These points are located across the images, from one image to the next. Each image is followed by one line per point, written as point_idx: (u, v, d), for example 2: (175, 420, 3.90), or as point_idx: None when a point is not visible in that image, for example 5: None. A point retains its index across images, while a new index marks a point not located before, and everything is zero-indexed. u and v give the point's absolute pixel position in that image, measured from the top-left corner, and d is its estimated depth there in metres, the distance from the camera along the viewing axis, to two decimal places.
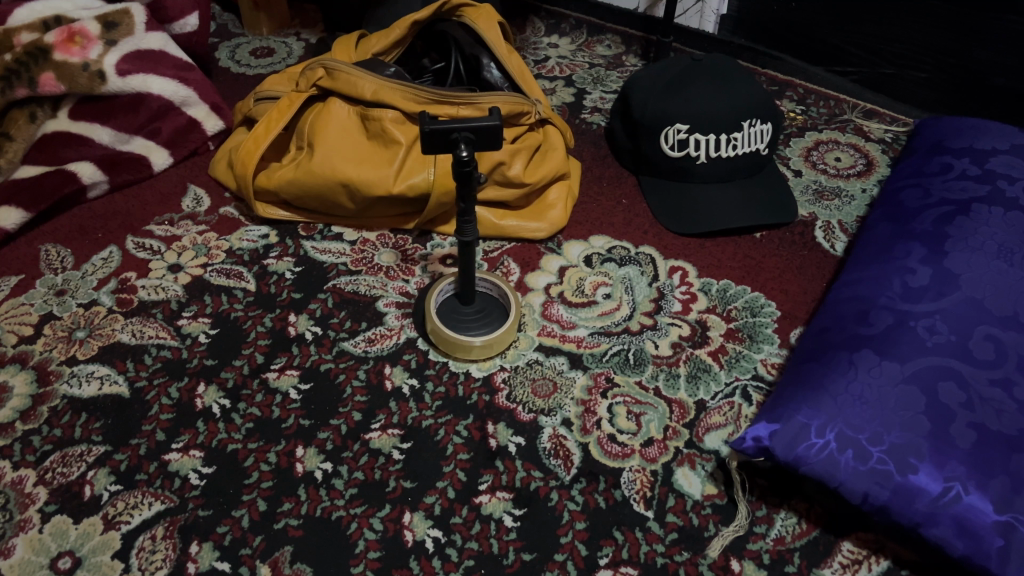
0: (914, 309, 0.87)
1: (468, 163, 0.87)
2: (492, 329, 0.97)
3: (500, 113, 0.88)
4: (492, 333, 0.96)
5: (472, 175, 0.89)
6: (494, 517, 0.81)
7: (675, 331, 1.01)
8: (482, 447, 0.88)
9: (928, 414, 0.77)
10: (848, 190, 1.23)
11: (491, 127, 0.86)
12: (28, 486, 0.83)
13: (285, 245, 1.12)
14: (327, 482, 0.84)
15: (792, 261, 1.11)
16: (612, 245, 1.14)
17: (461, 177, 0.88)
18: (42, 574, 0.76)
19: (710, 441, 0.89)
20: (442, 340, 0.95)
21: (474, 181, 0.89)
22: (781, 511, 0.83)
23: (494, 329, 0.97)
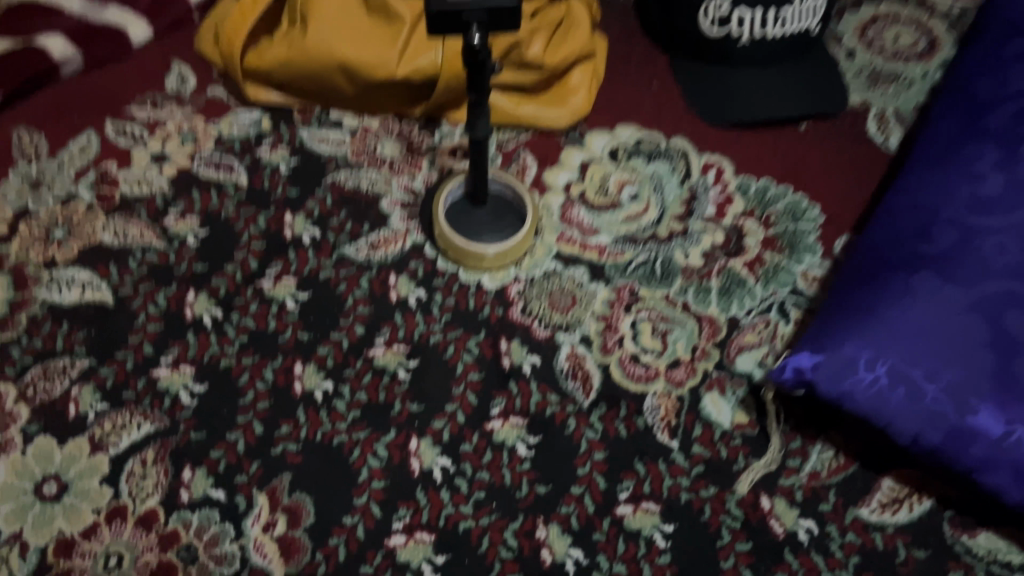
0: (983, 224, 0.77)
1: (481, 50, 0.75)
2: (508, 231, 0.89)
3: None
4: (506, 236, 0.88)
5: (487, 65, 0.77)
6: (507, 446, 0.76)
7: (707, 238, 0.92)
8: (495, 367, 0.81)
9: (994, 346, 0.69)
10: (907, 74, 1.10)
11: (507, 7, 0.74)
12: (11, 402, 0.78)
13: (279, 133, 1.01)
14: (328, 404, 0.78)
15: (841, 157, 1.00)
16: (641, 136, 1.02)
17: (473, 67, 0.77)
18: (28, 502, 0.72)
19: (742, 363, 0.82)
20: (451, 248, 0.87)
21: (487, 72, 0.78)
22: (817, 443, 0.77)
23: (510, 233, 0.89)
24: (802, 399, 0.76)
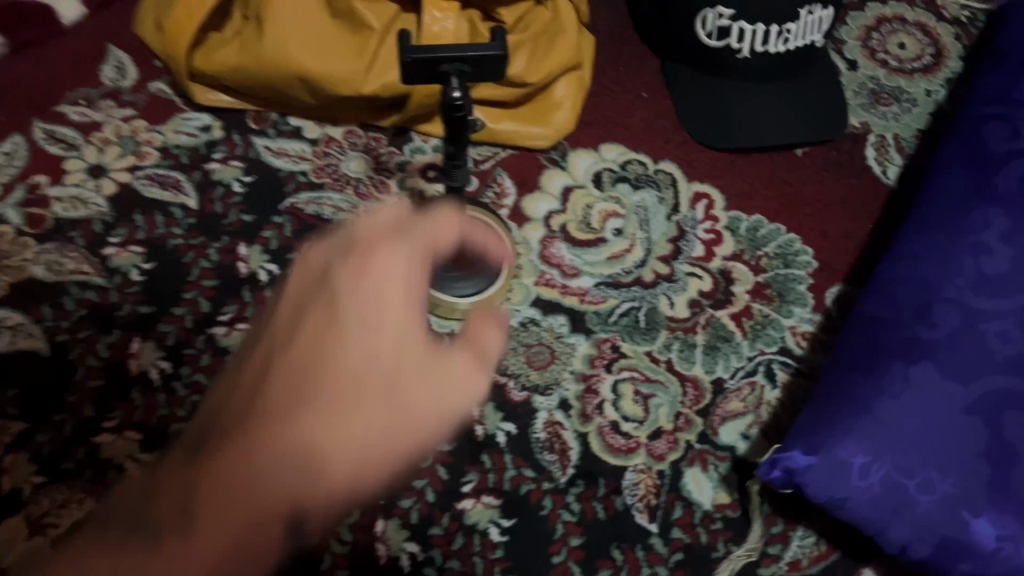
0: (986, 308, 0.73)
1: (463, 107, 0.66)
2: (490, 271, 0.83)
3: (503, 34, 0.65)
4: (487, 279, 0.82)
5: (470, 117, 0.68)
6: (479, 530, 0.72)
7: (694, 284, 0.87)
8: (490, 316, 0.58)
9: (991, 455, 0.66)
10: (910, 92, 1.03)
11: (490, 57, 0.64)
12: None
13: (232, 143, 0.91)
14: None
15: (837, 191, 0.94)
16: (627, 159, 0.95)
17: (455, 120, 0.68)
18: None
19: (726, 434, 0.79)
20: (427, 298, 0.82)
21: (470, 123, 0.69)
22: (797, 527, 0.75)
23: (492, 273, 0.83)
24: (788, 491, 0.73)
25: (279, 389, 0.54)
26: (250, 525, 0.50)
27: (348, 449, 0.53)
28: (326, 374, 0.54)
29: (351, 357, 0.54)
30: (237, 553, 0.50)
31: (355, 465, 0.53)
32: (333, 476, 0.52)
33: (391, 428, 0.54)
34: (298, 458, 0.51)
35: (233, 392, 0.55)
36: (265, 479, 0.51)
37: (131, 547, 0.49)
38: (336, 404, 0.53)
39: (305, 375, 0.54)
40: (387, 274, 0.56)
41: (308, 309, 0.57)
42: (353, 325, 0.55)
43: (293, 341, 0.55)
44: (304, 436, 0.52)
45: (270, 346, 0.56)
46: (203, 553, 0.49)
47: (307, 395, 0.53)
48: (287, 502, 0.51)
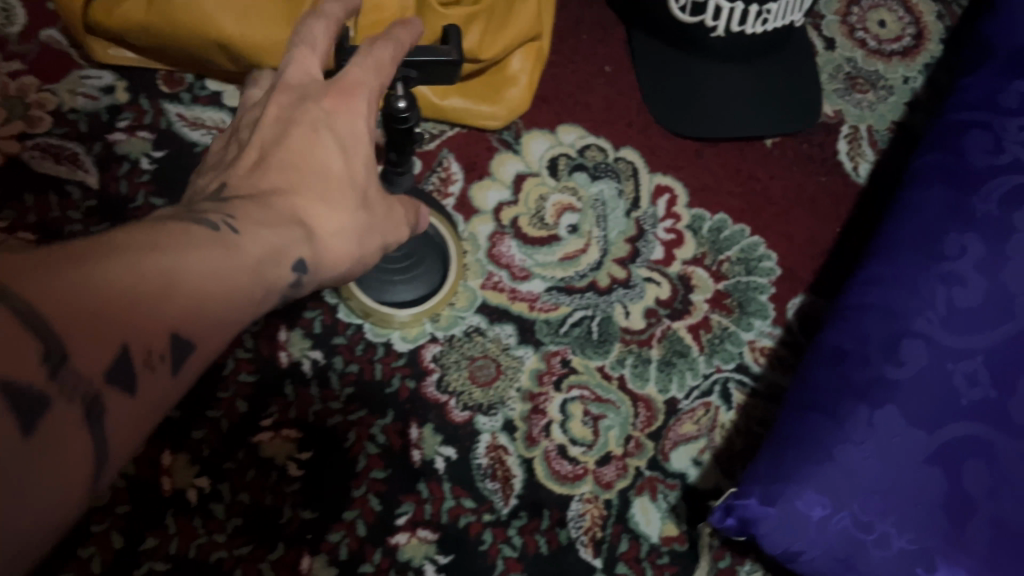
0: (955, 344, 0.68)
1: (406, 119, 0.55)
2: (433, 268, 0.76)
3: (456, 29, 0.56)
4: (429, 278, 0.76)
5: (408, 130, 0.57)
6: (413, 566, 0.68)
7: (651, 291, 0.81)
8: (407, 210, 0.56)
9: (949, 508, 0.63)
10: (888, 78, 0.96)
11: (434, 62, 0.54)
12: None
13: (141, 109, 0.80)
14: (203, 509, 0.67)
15: (805, 189, 0.89)
16: (586, 143, 0.87)
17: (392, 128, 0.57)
18: None
19: (677, 460, 0.75)
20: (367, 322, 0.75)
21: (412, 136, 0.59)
22: (745, 562, 0.73)
23: (434, 270, 0.76)
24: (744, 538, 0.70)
25: (279, 169, 0.46)
26: (262, 262, 0.40)
27: (338, 245, 0.47)
28: (322, 164, 0.47)
29: (344, 166, 0.48)
30: (245, 291, 0.39)
31: (338, 258, 0.47)
32: (319, 265, 0.45)
33: (369, 235, 0.49)
34: (294, 241, 0.43)
35: (219, 183, 0.46)
36: (270, 235, 0.42)
37: (128, 232, 0.35)
38: (320, 189, 0.46)
39: (299, 170, 0.46)
40: (364, 116, 0.48)
41: (294, 125, 0.47)
42: (337, 135, 0.47)
43: (272, 146, 0.47)
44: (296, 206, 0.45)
45: (256, 141, 0.48)
46: (211, 261, 0.37)
47: (309, 180, 0.46)
48: (287, 267, 0.42)
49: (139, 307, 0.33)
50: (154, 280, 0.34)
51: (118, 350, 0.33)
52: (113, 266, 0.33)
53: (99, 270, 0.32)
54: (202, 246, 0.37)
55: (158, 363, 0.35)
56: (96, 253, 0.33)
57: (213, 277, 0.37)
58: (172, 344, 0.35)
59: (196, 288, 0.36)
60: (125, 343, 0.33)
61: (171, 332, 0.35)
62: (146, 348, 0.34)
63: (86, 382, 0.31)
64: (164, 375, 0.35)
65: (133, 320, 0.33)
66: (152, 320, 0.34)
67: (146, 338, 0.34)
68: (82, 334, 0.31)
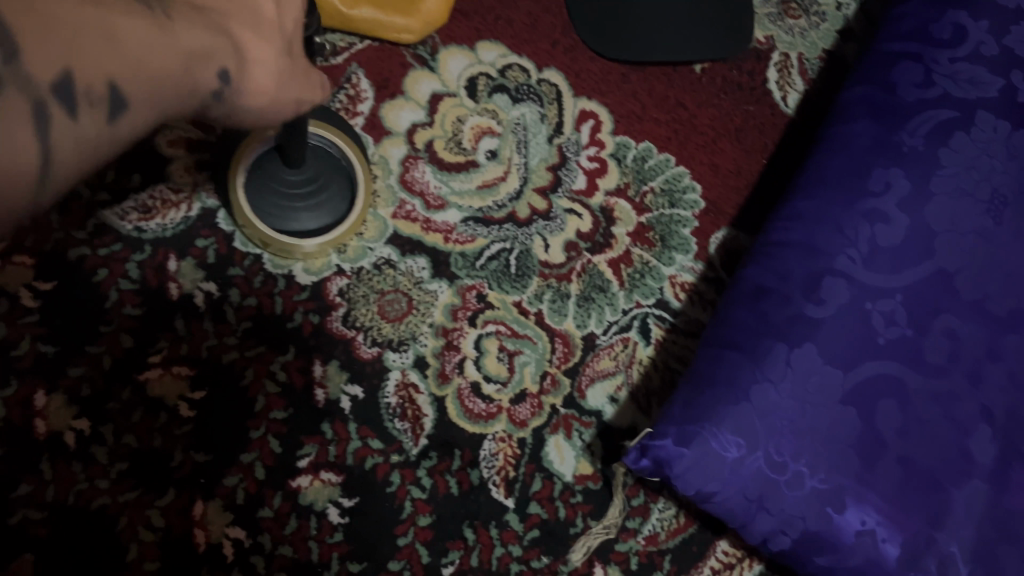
0: (875, 283, 0.68)
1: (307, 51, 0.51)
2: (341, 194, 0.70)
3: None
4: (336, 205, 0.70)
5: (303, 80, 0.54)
6: (316, 510, 0.65)
7: (572, 223, 0.78)
8: None
9: (859, 447, 0.63)
10: (820, 5, 0.93)
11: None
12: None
13: None
14: (84, 453, 0.62)
15: (733, 119, 0.85)
16: (507, 63, 0.81)
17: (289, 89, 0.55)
18: None
19: (594, 397, 0.73)
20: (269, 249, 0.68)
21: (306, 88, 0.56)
22: (658, 499, 0.71)
23: (342, 196, 0.70)
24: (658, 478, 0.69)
25: None
26: (200, 57, 0.29)
27: (264, 80, 0.33)
28: None
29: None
30: (182, 81, 0.29)
31: (259, 95, 0.34)
32: (242, 90, 0.32)
33: (289, 80, 0.36)
34: (223, 46, 0.30)
35: None
36: (202, 31, 0.29)
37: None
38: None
39: None
40: None
41: None
42: None
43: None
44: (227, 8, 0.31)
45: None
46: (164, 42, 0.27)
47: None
48: (217, 74, 0.30)
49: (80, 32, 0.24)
50: (96, 23, 0.25)
51: (57, 71, 0.24)
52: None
53: None
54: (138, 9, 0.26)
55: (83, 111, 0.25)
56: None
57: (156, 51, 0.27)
58: (108, 94, 0.25)
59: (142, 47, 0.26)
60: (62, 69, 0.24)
61: (108, 82, 0.25)
62: (83, 83, 0.25)
63: (25, 80, 0.23)
64: (93, 120, 0.26)
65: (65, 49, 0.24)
66: (92, 57, 0.25)
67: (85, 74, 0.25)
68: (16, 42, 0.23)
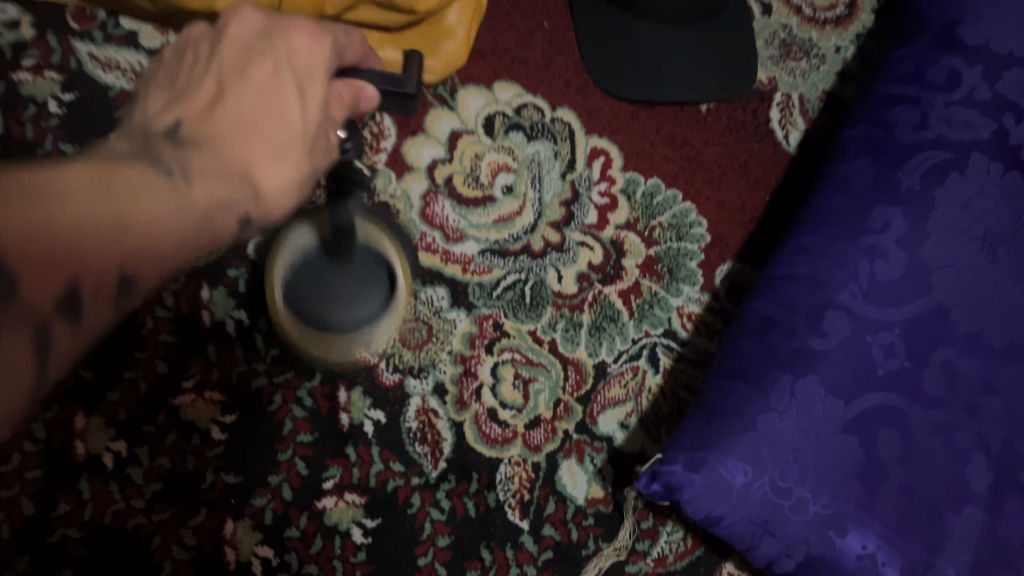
0: (875, 316, 0.72)
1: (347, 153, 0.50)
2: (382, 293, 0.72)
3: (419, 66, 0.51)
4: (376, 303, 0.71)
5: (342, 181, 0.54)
6: (340, 530, 0.68)
7: (584, 255, 0.81)
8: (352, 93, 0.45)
9: (861, 475, 0.67)
10: (821, 47, 0.97)
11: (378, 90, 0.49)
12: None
13: (47, 47, 0.74)
14: (121, 474, 0.65)
15: (737, 156, 0.89)
16: (522, 101, 0.85)
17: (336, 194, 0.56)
18: None
19: (605, 423, 0.76)
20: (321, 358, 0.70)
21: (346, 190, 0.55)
22: (666, 522, 0.74)
23: (380, 298, 0.71)
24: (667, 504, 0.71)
25: (231, 120, 0.40)
26: (215, 206, 0.38)
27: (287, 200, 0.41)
28: (277, 118, 0.40)
29: (306, 114, 0.41)
30: (197, 226, 0.37)
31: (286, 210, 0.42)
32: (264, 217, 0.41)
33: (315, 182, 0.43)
34: (242, 193, 0.39)
35: (173, 117, 0.40)
36: (215, 187, 0.38)
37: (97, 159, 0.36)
38: (274, 137, 0.40)
39: (254, 127, 0.40)
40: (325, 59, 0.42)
41: (253, 61, 0.41)
42: (293, 80, 0.41)
43: (224, 67, 0.41)
44: (248, 152, 0.39)
45: (211, 64, 0.41)
46: (171, 213, 0.36)
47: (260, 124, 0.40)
48: (236, 218, 0.39)
49: (85, 246, 0.33)
50: (109, 218, 0.33)
51: (66, 282, 0.33)
52: (79, 192, 0.32)
53: (62, 189, 0.32)
54: (154, 192, 0.35)
55: (99, 298, 0.35)
56: (28, 189, 0.31)
57: (164, 226, 0.35)
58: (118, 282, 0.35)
59: (150, 228, 0.35)
60: (74, 275, 0.33)
61: (119, 269, 0.35)
62: (94, 281, 0.34)
63: (33, 305, 0.33)
64: (104, 303, 0.35)
65: (78, 258, 0.33)
66: (103, 260, 0.34)
67: (93, 272, 0.34)
68: (43, 270, 0.32)
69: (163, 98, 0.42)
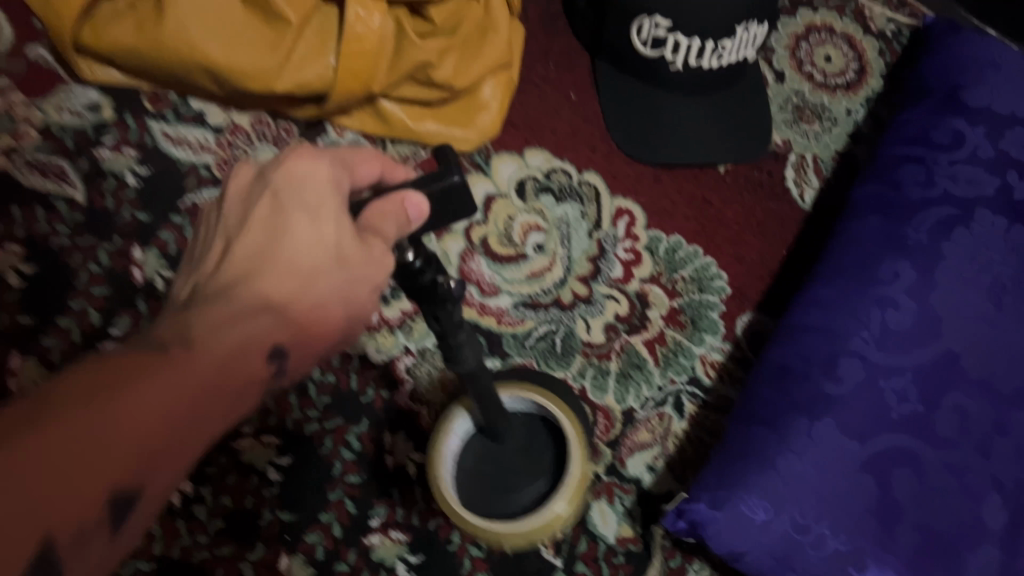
0: (887, 362, 0.76)
1: (410, 265, 0.47)
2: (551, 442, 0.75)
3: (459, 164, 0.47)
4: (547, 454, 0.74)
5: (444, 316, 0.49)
6: (385, 566, 0.72)
7: (611, 307, 0.87)
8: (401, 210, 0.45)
9: (878, 512, 0.70)
10: (832, 111, 1.03)
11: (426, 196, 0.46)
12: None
13: (125, 126, 0.83)
14: (187, 511, 0.71)
15: (755, 213, 0.95)
16: (552, 166, 0.92)
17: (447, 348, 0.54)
18: None
19: (633, 466, 0.80)
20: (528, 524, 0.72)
21: (452, 320, 0.50)
22: (694, 560, 0.78)
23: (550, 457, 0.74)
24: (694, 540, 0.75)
25: (242, 267, 0.48)
26: (229, 357, 0.45)
27: (321, 314, 0.48)
28: (286, 255, 0.48)
29: (321, 230, 0.48)
30: (221, 389, 0.44)
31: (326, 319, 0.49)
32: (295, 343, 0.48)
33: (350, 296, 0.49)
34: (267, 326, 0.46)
35: (191, 287, 0.49)
36: (225, 342, 0.45)
37: (125, 357, 0.42)
38: (289, 270, 0.47)
39: (264, 260, 0.48)
40: (325, 171, 0.49)
41: (255, 203, 0.50)
42: (294, 203, 0.48)
43: (247, 233, 0.49)
44: (264, 287, 0.47)
45: (220, 229, 0.51)
46: (166, 393, 0.41)
47: (280, 263, 0.48)
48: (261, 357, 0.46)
49: (123, 459, 0.38)
50: (112, 411, 0.39)
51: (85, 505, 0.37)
52: (75, 422, 0.37)
53: (66, 425, 0.37)
54: (160, 371, 0.42)
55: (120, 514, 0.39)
56: (27, 425, 0.36)
57: (172, 407, 0.41)
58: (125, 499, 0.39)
59: (158, 419, 0.40)
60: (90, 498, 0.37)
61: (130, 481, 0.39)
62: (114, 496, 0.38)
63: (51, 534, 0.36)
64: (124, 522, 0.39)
65: (119, 474, 0.38)
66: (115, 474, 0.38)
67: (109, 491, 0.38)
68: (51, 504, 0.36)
69: (188, 272, 0.51)
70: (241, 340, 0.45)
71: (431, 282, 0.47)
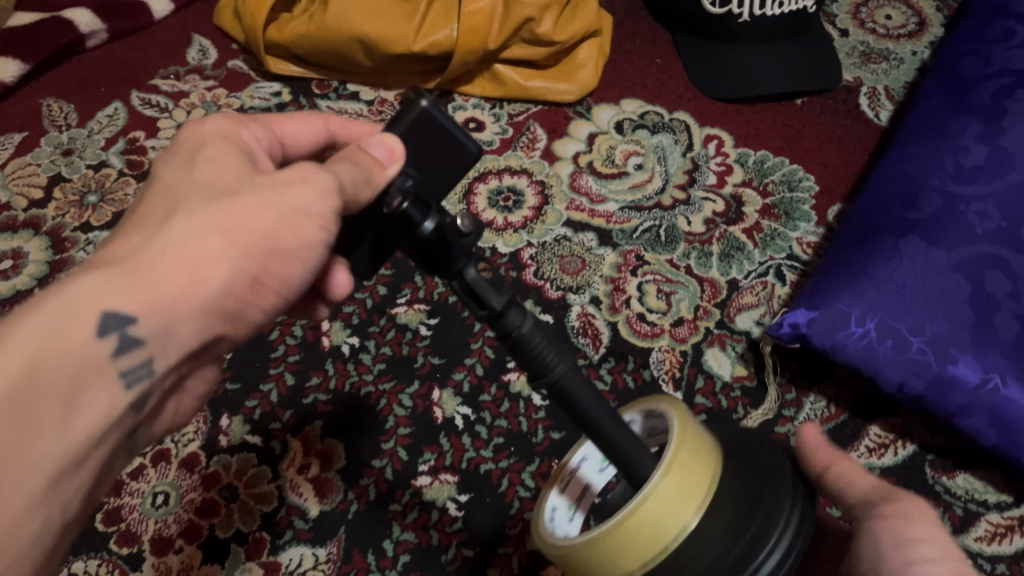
0: (965, 191, 0.82)
1: (413, 225, 0.50)
2: (743, 477, 0.52)
3: (426, 93, 0.55)
4: (728, 484, 0.51)
5: (474, 280, 0.51)
6: (523, 396, 0.81)
7: (709, 207, 0.98)
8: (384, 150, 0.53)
9: (974, 304, 0.75)
10: (897, 53, 1.15)
11: (401, 139, 0.54)
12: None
13: (299, 105, 1.06)
14: (355, 357, 0.83)
15: (834, 131, 1.05)
16: (644, 110, 1.07)
17: (500, 332, 0.51)
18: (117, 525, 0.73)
19: (742, 321, 0.88)
20: (703, 575, 0.49)
21: (491, 294, 0.50)
22: (810, 395, 0.83)
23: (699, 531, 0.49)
24: (799, 352, 0.82)
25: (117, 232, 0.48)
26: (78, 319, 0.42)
27: (194, 255, 0.45)
28: (165, 200, 0.48)
29: (193, 176, 0.49)
30: (59, 366, 0.41)
31: (204, 259, 0.46)
32: (172, 281, 0.44)
33: (240, 232, 0.47)
34: (121, 283, 0.43)
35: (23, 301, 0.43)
36: (65, 297, 0.42)
37: None
38: (151, 222, 0.46)
39: (139, 215, 0.47)
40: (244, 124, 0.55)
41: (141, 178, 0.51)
42: (164, 172, 0.50)
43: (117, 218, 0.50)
44: (117, 252, 0.45)
45: None
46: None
47: (142, 226, 0.46)
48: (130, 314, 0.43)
49: None
50: None
51: None
52: None
53: None
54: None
55: None
56: None
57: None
58: None
59: None
60: None
61: None
62: None
63: None
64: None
65: None
66: None
67: None
68: None
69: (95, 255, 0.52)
70: (68, 297, 0.41)
71: (429, 226, 0.49)
